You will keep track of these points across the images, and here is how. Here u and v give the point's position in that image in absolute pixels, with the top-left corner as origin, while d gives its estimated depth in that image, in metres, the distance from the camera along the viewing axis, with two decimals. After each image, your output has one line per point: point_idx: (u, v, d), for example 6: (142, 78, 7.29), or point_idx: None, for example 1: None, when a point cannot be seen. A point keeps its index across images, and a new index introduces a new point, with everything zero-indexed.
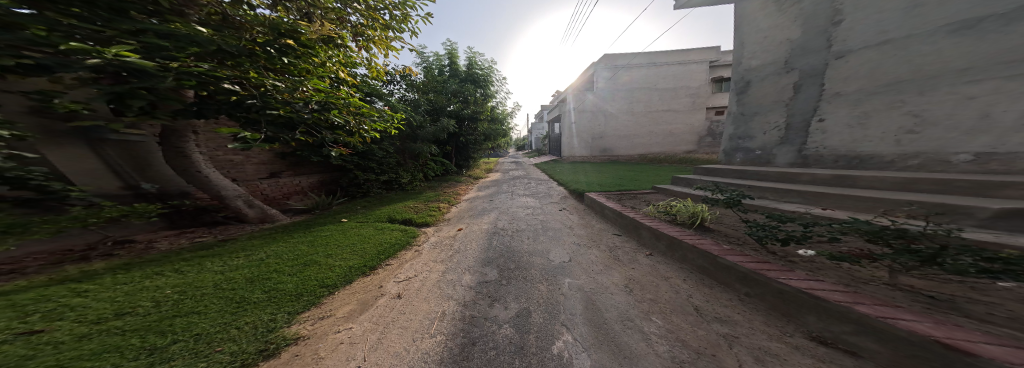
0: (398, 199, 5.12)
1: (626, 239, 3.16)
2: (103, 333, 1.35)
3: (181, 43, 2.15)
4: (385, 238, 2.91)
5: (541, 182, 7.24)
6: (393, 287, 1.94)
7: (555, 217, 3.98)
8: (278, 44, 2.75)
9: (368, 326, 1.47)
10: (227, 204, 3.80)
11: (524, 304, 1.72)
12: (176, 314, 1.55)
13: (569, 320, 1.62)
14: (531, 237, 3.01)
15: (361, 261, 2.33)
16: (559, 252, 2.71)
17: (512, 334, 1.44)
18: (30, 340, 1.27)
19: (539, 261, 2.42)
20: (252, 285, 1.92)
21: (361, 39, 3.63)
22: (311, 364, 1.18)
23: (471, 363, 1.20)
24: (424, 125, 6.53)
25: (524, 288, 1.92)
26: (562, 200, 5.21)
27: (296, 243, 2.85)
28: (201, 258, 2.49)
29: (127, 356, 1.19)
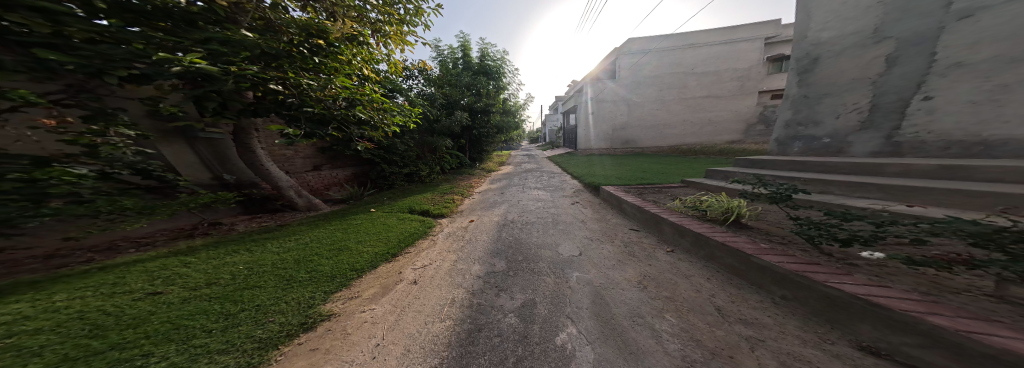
0: (418, 192, 5.33)
1: (646, 235, 3.07)
2: (197, 298, 1.64)
3: (225, 48, 2.33)
4: (405, 228, 3.07)
5: (555, 176, 7.17)
6: (411, 273, 2.06)
7: (567, 210, 3.96)
8: (310, 44, 2.95)
9: (388, 308, 1.59)
10: (283, 194, 4.13)
11: (530, 295, 1.75)
12: (247, 286, 1.79)
13: (574, 313, 1.64)
14: (549, 231, 3.02)
15: (385, 249, 2.48)
16: (568, 246, 2.71)
17: (518, 323, 1.49)
18: (155, 299, 1.62)
19: (548, 253, 2.46)
20: (298, 266, 2.14)
21: (379, 35, 3.73)
22: (341, 339, 1.31)
23: (476, 348, 1.27)
24: (439, 118, 6.72)
25: (531, 280, 1.96)
26: (576, 193, 5.14)
27: (334, 230, 3.10)
28: (259, 240, 2.81)
29: (211, 318, 1.43)
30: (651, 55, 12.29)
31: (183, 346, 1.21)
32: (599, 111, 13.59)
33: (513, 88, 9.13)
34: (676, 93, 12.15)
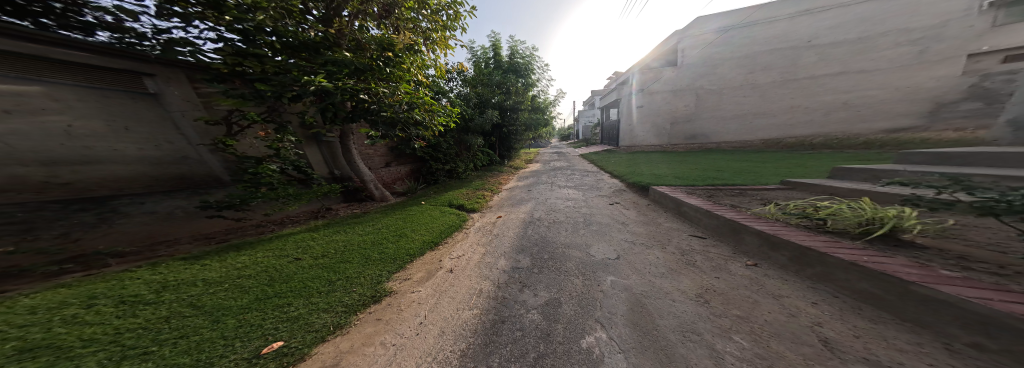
0: (457, 187, 5.75)
1: (718, 243, 2.61)
2: (313, 266, 2.05)
3: (333, 67, 3.05)
4: (444, 220, 3.33)
5: (588, 173, 6.86)
6: (448, 262, 2.22)
7: (603, 211, 3.72)
8: (384, 57, 3.52)
9: (430, 292, 1.72)
10: (367, 187, 4.65)
11: (556, 295, 1.70)
12: (342, 261, 2.16)
13: (605, 318, 1.53)
14: (586, 233, 2.87)
15: (430, 238, 2.73)
16: (603, 248, 2.54)
17: (540, 320, 1.46)
18: (293, 263, 2.11)
19: (581, 254, 2.36)
20: (372, 247, 2.50)
21: (429, 42, 4.19)
22: (395, 313, 1.45)
23: (499, 339, 1.28)
24: (473, 117, 7.06)
25: (557, 279, 1.89)
26: (615, 193, 4.79)
27: (398, 219, 3.52)
28: (343, 224, 3.38)
29: (321, 283, 1.77)
30: (727, 33, 10.76)
31: (304, 301, 1.53)
32: (652, 106, 12.30)
33: (541, 86, 9.21)
34: (773, 72, 10.07)
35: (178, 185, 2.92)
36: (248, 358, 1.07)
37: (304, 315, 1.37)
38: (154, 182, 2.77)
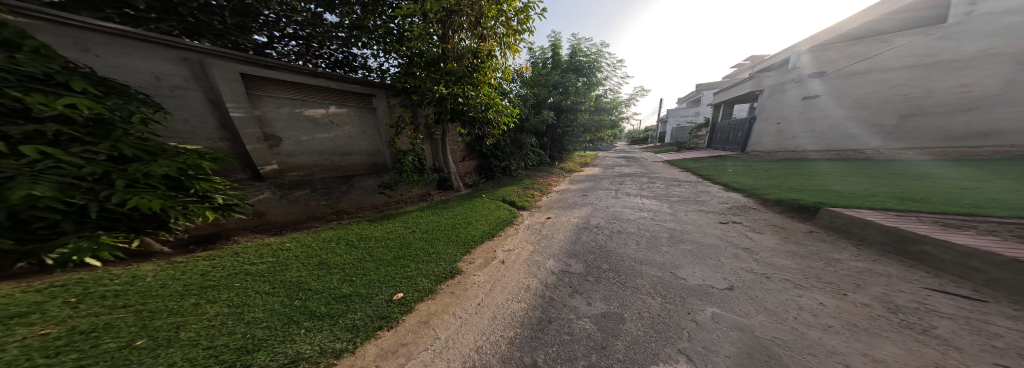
0: (509, 183, 5.75)
1: (998, 305, 1.45)
2: (419, 238, 2.54)
3: (449, 77, 3.54)
4: (498, 213, 3.46)
5: (677, 183, 5.62)
6: (502, 253, 2.32)
7: (694, 228, 3.01)
8: (474, 64, 3.74)
9: (487, 278, 1.88)
10: (448, 179, 4.93)
11: (620, 310, 1.55)
12: (438, 238, 2.57)
13: (692, 350, 1.26)
14: (672, 252, 2.38)
15: (489, 228, 2.88)
16: (697, 272, 2.07)
17: (593, 330, 1.37)
18: (408, 233, 2.68)
19: (663, 275, 1.98)
20: (455, 227, 2.86)
21: (503, 45, 4.01)
22: (461, 290, 1.70)
23: (545, 337, 1.30)
24: (530, 117, 7.10)
25: (619, 292, 1.71)
26: (729, 210, 3.68)
27: (476, 205, 3.87)
28: (441, 205, 4.00)
29: (426, 253, 2.19)
30: None
31: (415, 265, 1.98)
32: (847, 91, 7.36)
33: (608, 84, 9.14)
34: None
35: (374, 170, 4.22)
36: (386, 300, 1.52)
37: (413, 276, 1.81)
38: (365, 167, 4.11)
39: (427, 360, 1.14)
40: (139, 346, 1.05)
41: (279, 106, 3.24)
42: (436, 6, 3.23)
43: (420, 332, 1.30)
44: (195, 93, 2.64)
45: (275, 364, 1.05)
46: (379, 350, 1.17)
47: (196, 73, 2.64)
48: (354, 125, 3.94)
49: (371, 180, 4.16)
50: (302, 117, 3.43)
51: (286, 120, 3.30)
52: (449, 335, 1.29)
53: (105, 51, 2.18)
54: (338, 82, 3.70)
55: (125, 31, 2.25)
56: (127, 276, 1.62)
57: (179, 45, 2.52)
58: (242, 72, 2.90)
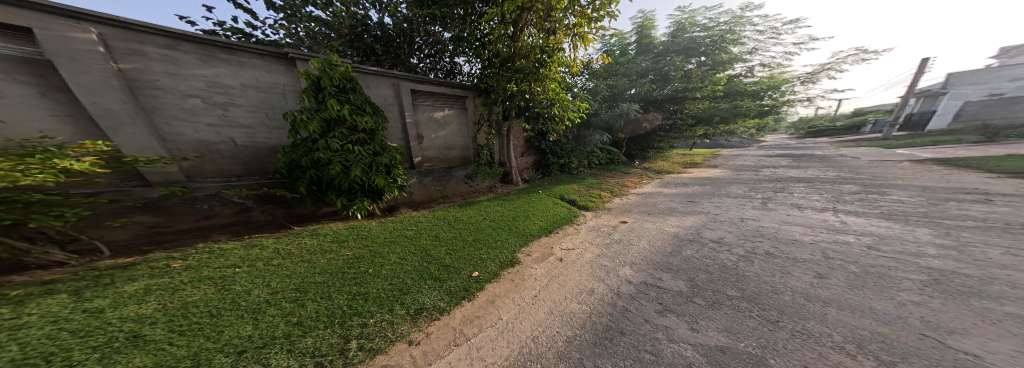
0: (567, 182, 5.09)
1: None
2: (492, 225, 2.77)
3: (517, 74, 3.42)
4: (556, 210, 3.26)
5: (976, 198, 2.83)
6: (560, 251, 2.16)
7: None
8: (541, 58, 3.49)
9: (543, 272, 1.84)
10: (511, 173, 4.79)
11: (759, 351, 0.98)
12: (503, 226, 2.72)
13: None
14: (940, 306, 1.19)
15: (545, 224, 2.75)
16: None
17: (695, 359, 0.99)
18: (482, 218, 3.02)
19: (891, 332, 1.02)
20: (518, 219, 2.92)
21: (574, 37, 3.47)
22: (522, 280, 1.77)
23: (613, 346, 1.11)
24: (600, 112, 6.35)
25: (744, 322, 1.15)
26: None
27: (547, 197, 3.86)
28: (515, 194, 4.21)
29: (498, 240, 2.39)
30: None
31: (486, 249, 2.22)
32: None
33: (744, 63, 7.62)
34: None
35: (463, 163, 4.49)
36: (467, 276, 1.85)
37: (486, 260, 2.05)
38: (456, 161, 4.40)
39: (489, 336, 1.33)
40: (369, 273, 1.90)
41: (431, 110, 3.93)
42: (512, 6, 3.01)
43: (487, 311, 1.51)
44: (394, 108, 3.50)
45: (412, 308, 1.54)
46: (462, 317, 1.48)
47: (396, 93, 3.47)
48: (456, 124, 4.29)
49: (462, 170, 4.38)
50: (438, 120, 4.02)
51: (428, 123, 3.92)
52: (508, 319, 1.43)
53: (369, 84, 3.22)
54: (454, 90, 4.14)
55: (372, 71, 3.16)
56: (369, 227, 2.78)
57: (387, 74, 3.34)
58: (414, 89, 3.65)
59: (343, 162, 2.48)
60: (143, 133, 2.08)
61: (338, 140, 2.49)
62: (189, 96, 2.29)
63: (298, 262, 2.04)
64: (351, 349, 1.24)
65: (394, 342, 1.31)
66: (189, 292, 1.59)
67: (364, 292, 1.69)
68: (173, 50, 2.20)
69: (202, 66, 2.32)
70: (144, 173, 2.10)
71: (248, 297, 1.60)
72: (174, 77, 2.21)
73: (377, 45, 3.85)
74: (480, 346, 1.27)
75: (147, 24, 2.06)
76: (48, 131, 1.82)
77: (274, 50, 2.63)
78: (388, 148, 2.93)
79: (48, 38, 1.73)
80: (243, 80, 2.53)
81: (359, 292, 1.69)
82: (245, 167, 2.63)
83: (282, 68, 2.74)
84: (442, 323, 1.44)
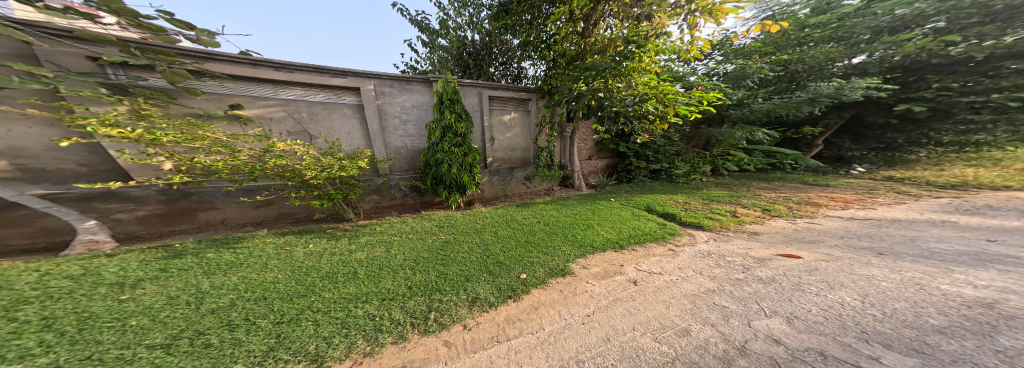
0: (662, 191, 4.36)
1: None
2: (549, 232, 2.72)
3: (588, 72, 3.34)
4: (640, 225, 2.83)
5: None
6: (634, 272, 1.85)
7: None
8: (628, 50, 3.20)
9: (603, 293, 1.60)
10: (573, 178, 4.77)
11: None
12: (557, 231, 2.72)
13: None
14: None
15: (615, 238, 2.48)
16: None
17: None
18: (545, 222, 3.04)
19: None
20: (575, 227, 2.82)
21: (693, 15, 2.96)
22: (571, 294, 1.61)
23: None
24: (746, 101, 5.28)
25: None
26: None
27: (624, 209, 3.45)
28: (594, 200, 3.97)
29: (554, 248, 2.32)
30: None
31: (535, 253, 2.23)
32: None
33: None
34: None
35: (523, 163, 4.72)
36: (515, 277, 1.86)
37: (535, 265, 2.03)
38: (515, 162, 4.63)
39: (526, 343, 1.23)
40: (448, 258, 2.23)
41: (500, 113, 4.31)
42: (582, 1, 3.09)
43: (530, 317, 1.43)
44: (477, 113, 4.06)
45: (469, 296, 1.66)
46: (507, 315, 1.46)
47: (478, 102, 4.04)
48: (520, 126, 4.54)
49: (522, 171, 4.61)
50: (506, 122, 4.38)
51: (498, 127, 4.32)
52: (551, 330, 1.30)
53: (463, 92, 3.91)
54: (519, 93, 4.38)
55: (469, 84, 3.90)
56: (459, 217, 3.33)
57: (474, 84, 3.93)
58: (490, 95, 4.12)
59: (449, 161, 3.30)
60: (380, 143, 3.62)
61: (448, 144, 3.31)
62: (393, 116, 3.68)
63: (417, 238, 2.72)
64: (430, 319, 1.45)
65: (454, 322, 1.43)
66: (372, 249, 2.48)
67: (445, 272, 2.00)
68: (394, 87, 3.62)
69: (400, 95, 3.67)
70: (381, 168, 3.65)
71: (389, 261, 2.23)
72: (392, 104, 3.64)
73: (469, 59, 4.75)
74: (517, 351, 1.19)
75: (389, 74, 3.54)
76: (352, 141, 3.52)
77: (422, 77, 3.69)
78: (473, 149, 3.56)
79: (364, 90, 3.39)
80: (415, 103, 3.77)
81: (443, 272, 2.00)
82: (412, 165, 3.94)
83: (430, 90, 3.85)
84: (489, 318, 1.45)
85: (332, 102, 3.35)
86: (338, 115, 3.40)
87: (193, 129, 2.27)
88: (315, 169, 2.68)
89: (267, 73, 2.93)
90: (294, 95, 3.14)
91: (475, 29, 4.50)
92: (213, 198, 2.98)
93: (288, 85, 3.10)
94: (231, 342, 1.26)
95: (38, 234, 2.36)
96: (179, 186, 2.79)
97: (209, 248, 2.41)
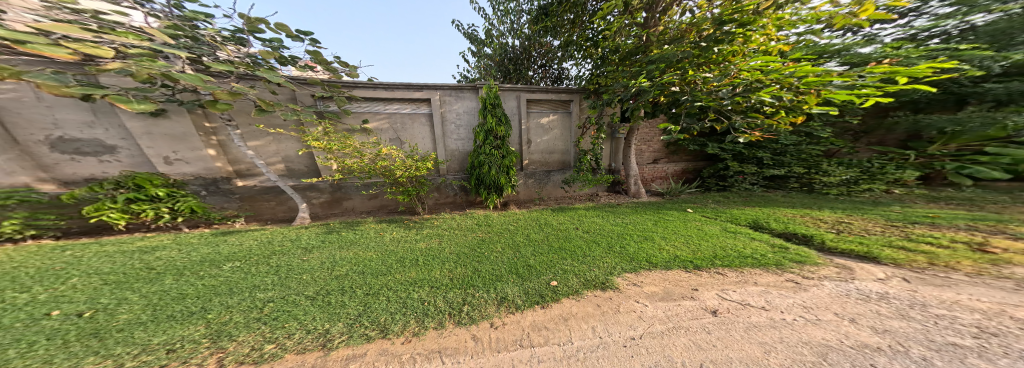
0: (773, 204, 3.54)
1: None
2: (591, 240, 2.55)
3: (657, 64, 2.90)
4: (734, 243, 2.36)
5: None
6: (712, 300, 1.54)
7: None
8: (720, 31, 2.68)
9: (658, 317, 1.40)
10: (629, 183, 4.39)
11: None
12: (610, 239, 2.57)
13: None
14: None
15: (688, 256, 2.15)
16: None
17: None
18: (594, 228, 2.88)
19: None
20: (635, 238, 2.58)
21: None
22: (612, 311, 1.48)
23: None
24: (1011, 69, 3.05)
25: None
26: None
27: (716, 224, 2.92)
28: (657, 210, 3.54)
29: (603, 258, 2.17)
30: None
31: (570, 261, 2.12)
32: None
33: None
34: None
35: (561, 166, 4.59)
36: (544, 283, 1.82)
37: (568, 273, 1.93)
38: (553, 165, 4.53)
39: (550, 353, 1.18)
40: (486, 257, 2.30)
41: (539, 116, 4.28)
42: None
43: (558, 326, 1.37)
44: (516, 117, 4.13)
45: (497, 295, 1.70)
46: (533, 321, 1.42)
47: (517, 107, 4.10)
48: (560, 129, 4.43)
49: (560, 175, 4.48)
50: (544, 124, 4.31)
51: (536, 129, 4.30)
52: (580, 345, 1.22)
53: (505, 96, 4.03)
54: (558, 94, 4.24)
55: (512, 88, 4.00)
56: (505, 216, 3.46)
57: (514, 88, 4.01)
58: (529, 98, 4.14)
59: (489, 163, 3.48)
60: (439, 148, 4.08)
61: (490, 147, 3.49)
62: (450, 121, 4.06)
63: (460, 234, 2.94)
64: (464, 313, 1.52)
65: (482, 319, 1.47)
66: (430, 240, 2.79)
67: (479, 269, 2.09)
68: (459, 96, 4.02)
69: (457, 102, 4.04)
70: (444, 167, 4.13)
71: (431, 253, 2.44)
72: (460, 113, 4.07)
73: (509, 64, 4.88)
74: (542, 358, 1.16)
75: (450, 84, 3.93)
76: (421, 143, 4.05)
77: (467, 84, 3.94)
78: (511, 151, 3.63)
79: (436, 101, 3.89)
80: (472, 108, 4.10)
81: (484, 268, 2.09)
82: (461, 165, 4.26)
83: (473, 98, 4.08)
84: (515, 320, 1.45)
85: (416, 113, 3.92)
86: (418, 124, 3.96)
87: (343, 142, 3.21)
88: (415, 169, 3.35)
89: (378, 93, 3.68)
90: (391, 109, 3.82)
91: (515, 34, 4.60)
92: (355, 192, 3.94)
93: (391, 102, 3.81)
94: (337, 304, 1.60)
95: (288, 210, 3.82)
96: (337, 181, 3.83)
97: (345, 227, 3.19)
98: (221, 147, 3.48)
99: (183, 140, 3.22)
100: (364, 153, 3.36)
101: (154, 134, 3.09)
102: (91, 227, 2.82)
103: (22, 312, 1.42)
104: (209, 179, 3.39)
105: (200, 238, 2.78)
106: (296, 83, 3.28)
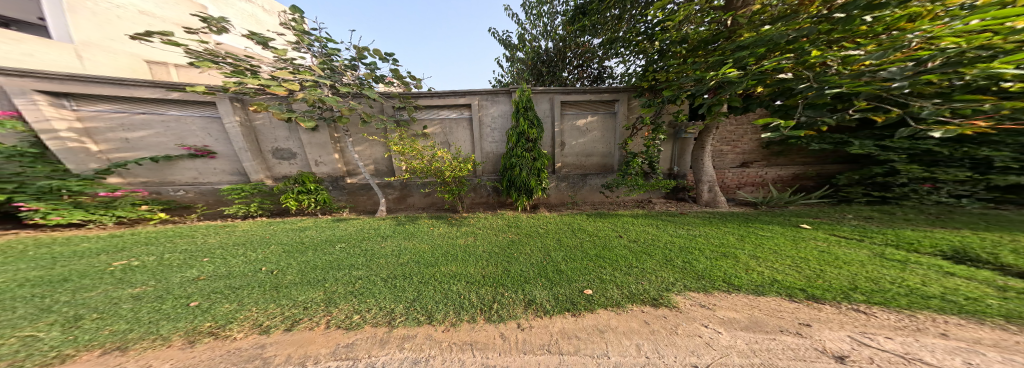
0: (994, 227, 2.43)
1: None
2: (639, 251, 2.36)
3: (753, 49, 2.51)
4: (874, 273, 1.87)
5: None
6: (831, 337, 1.26)
7: None
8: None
9: (744, 350, 1.21)
10: (698, 189, 3.95)
11: None
12: (684, 252, 2.34)
13: None
14: None
15: (786, 281, 1.82)
16: None
17: None
18: (657, 239, 2.65)
19: None
20: (716, 254, 2.29)
21: None
22: (669, 332, 1.35)
23: None
24: None
25: None
26: None
27: (863, 248, 2.28)
28: (745, 224, 3.01)
29: (670, 274, 1.97)
30: None
31: (609, 270, 2.02)
32: None
33: None
34: None
35: (597, 169, 4.39)
36: (577, 289, 1.77)
37: (607, 283, 1.84)
38: (588, 167, 4.37)
39: (580, 363, 1.15)
40: (522, 257, 2.31)
41: (575, 117, 4.16)
42: None
43: (591, 337, 1.32)
44: (548, 119, 4.11)
45: (525, 297, 1.70)
46: (562, 328, 1.39)
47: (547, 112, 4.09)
48: (597, 129, 4.23)
49: (598, 179, 4.29)
50: (576, 126, 4.19)
51: (571, 131, 4.20)
52: (619, 361, 1.16)
53: (536, 99, 4.04)
54: (592, 93, 4.05)
55: (545, 90, 3.98)
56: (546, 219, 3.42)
57: (546, 90, 3.98)
58: (564, 100, 4.06)
59: (521, 165, 3.51)
60: (480, 151, 4.29)
61: (523, 148, 3.52)
62: (488, 125, 4.21)
63: (495, 233, 3.02)
64: (494, 310, 1.57)
65: (508, 319, 1.49)
66: (467, 237, 2.92)
67: (509, 269, 2.12)
68: (500, 100, 4.15)
69: (498, 106, 4.16)
70: (484, 165, 4.36)
71: (466, 249, 2.58)
72: (502, 116, 4.20)
73: (542, 66, 4.88)
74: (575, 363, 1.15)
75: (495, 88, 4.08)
76: (461, 146, 4.29)
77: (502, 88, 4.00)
78: (543, 153, 3.61)
79: (479, 106, 4.12)
80: (503, 109, 4.17)
81: (521, 268, 2.10)
82: (490, 168, 4.38)
83: (506, 100, 4.14)
84: (543, 324, 1.44)
85: (460, 118, 4.18)
86: (462, 128, 4.22)
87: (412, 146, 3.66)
88: (462, 169, 3.62)
89: (433, 101, 4.04)
90: (439, 115, 4.16)
91: (549, 37, 4.56)
92: (419, 191, 4.33)
93: (443, 108, 4.14)
94: (396, 288, 1.81)
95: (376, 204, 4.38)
96: (405, 181, 4.30)
97: (408, 221, 3.54)
98: (342, 153, 4.19)
99: (325, 148, 4.03)
100: (433, 155, 3.71)
101: (310, 143, 3.98)
102: (283, 210, 4.02)
103: (253, 265, 2.18)
104: (334, 177, 4.18)
105: (294, 224, 3.37)
106: (383, 97, 3.90)
